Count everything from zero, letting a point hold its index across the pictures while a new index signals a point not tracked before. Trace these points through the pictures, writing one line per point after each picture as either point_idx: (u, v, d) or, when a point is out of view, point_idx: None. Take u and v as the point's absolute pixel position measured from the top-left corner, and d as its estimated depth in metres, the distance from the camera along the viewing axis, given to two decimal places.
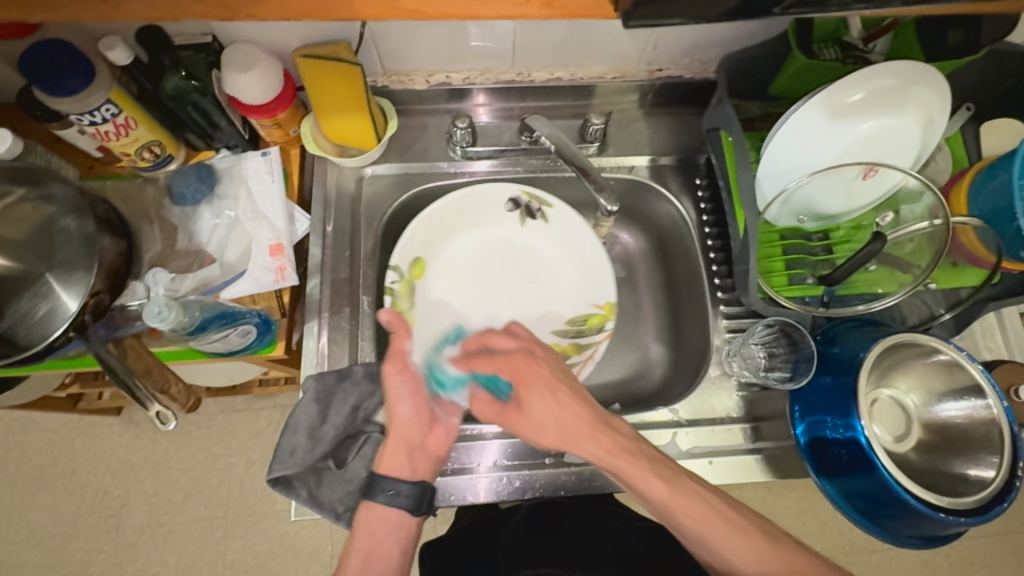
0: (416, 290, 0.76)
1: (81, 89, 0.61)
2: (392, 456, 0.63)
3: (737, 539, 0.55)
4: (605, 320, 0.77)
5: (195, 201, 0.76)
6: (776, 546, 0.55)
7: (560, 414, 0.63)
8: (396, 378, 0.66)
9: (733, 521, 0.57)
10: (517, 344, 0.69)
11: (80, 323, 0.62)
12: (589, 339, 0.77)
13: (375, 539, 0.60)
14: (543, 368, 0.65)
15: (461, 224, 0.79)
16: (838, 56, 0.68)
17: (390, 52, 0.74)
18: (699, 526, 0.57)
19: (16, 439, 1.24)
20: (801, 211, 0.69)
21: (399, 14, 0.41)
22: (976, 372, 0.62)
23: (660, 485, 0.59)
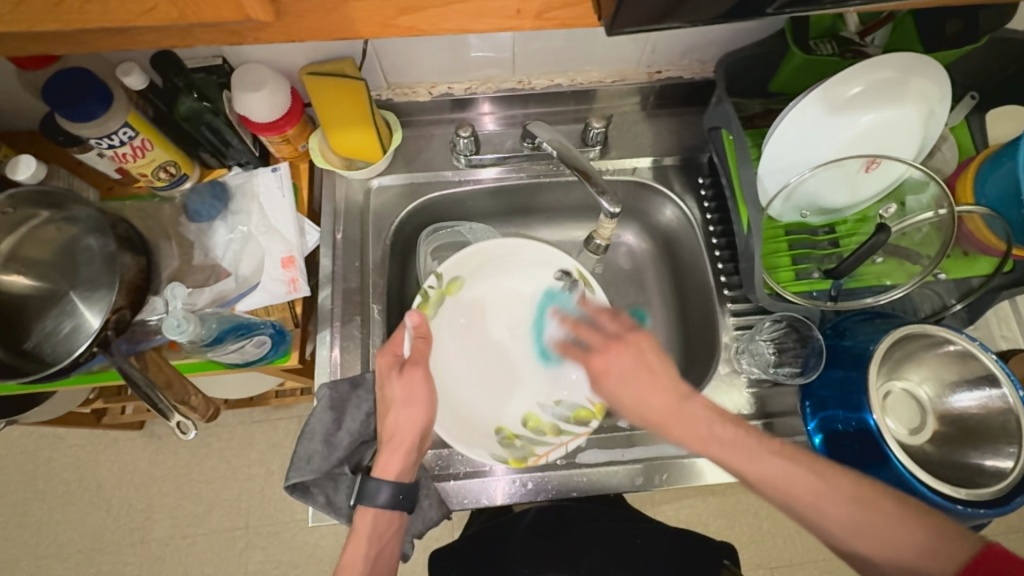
0: (444, 305, 0.77)
1: (100, 114, 0.64)
2: (392, 461, 0.62)
3: (799, 482, 0.53)
4: (592, 417, 0.73)
5: (210, 217, 0.78)
6: (820, 478, 0.53)
7: (643, 399, 0.58)
8: (417, 384, 0.63)
9: (821, 490, 0.52)
10: (589, 335, 0.63)
11: (104, 338, 0.64)
12: (571, 429, 0.73)
13: (377, 538, 0.62)
14: (618, 364, 0.60)
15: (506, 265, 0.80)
16: (834, 51, 0.68)
17: (393, 66, 0.76)
18: (782, 493, 0.53)
19: (45, 455, 1.28)
20: (804, 205, 0.69)
21: (394, 32, 0.42)
22: (990, 362, 0.61)
23: (740, 462, 0.54)
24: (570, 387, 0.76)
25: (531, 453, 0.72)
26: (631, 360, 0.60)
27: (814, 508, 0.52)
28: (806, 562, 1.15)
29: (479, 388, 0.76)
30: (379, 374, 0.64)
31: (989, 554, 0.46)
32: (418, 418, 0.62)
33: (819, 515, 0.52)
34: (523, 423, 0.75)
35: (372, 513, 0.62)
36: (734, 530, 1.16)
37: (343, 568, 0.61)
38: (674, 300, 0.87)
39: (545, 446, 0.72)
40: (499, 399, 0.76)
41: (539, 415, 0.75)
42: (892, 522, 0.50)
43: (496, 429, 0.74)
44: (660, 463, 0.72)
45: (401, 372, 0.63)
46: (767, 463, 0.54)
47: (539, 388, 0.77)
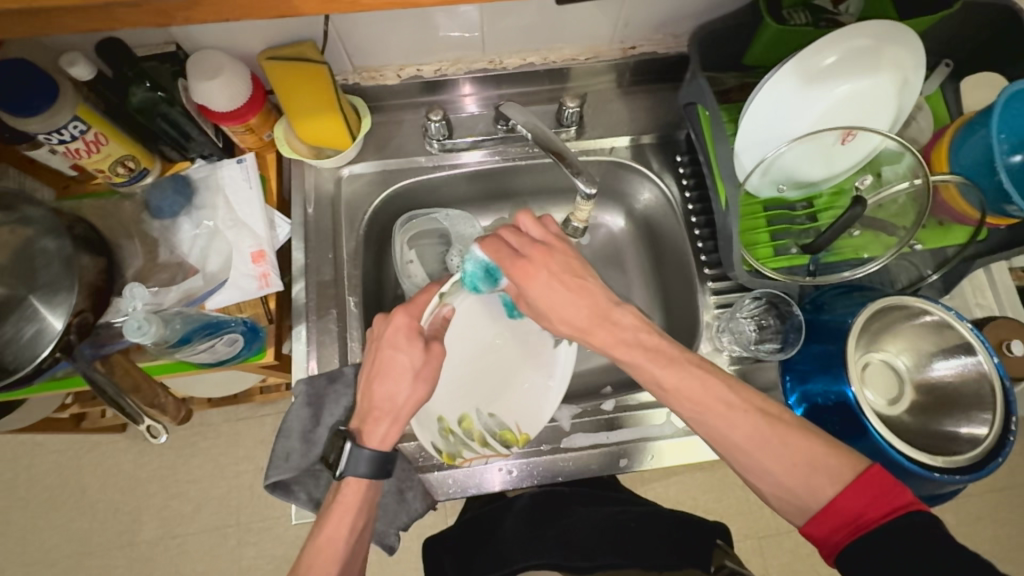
0: (468, 286, 0.67)
1: (46, 108, 0.61)
2: (390, 433, 0.59)
3: (740, 418, 0.55)
4: (514, 443, 0.71)
5: (173, 213, 0.75)
6: (782, 435, 0.54)
7: (561, 307, 0.58)
8: (436, 361, 0.60)
9: (731, 402, 0.55)
10: (530, 282, 0.59)
11: (66, 343, 0.62)
12: (495, 445, 0.70)
13: (364, 509, 0.60)
14: (541, 283, 0.58)
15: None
16: (808, 20, 0.66)
17: (357, 48, 0.73)
18: (694, 402, 0.56)
19: (24, 463, 1.25)
20: (782, 179, 0.69)
21: (335, 8, 0.37)
22: (965, 331, 0.61)
23: (743, 434, 0.54)
24: (509, 407, 0.72)
25: (457, 452, 0.69)
26: (544, 285, 0.58)
27: (733, 439, 0.55)
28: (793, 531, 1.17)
29: (454, 370, 0.70)
30: (393, 333, 0.59)
31: (873, 476, 0.49)
32: (417, 392, 0.59)
33: (747, 455, 0.54)
34: (461, 420, 0.70)
35: (364, 486, 0.59)
36: (723, 503, 1.18)
37: (324, 540, 0.58)
38: (655, 282, 0.86)
39: (470, 452, 0.70)
40: (454, 390, 0.70)
41: (474, 419, 0.70)
42: (819, 454, 0.52)
43: (438, 416, 0.69)
44: (643, 445, 0.72)
45: (427, 344, 0.59)
46: (687, 374, 0.57)
47: (485, 393, 0.71)
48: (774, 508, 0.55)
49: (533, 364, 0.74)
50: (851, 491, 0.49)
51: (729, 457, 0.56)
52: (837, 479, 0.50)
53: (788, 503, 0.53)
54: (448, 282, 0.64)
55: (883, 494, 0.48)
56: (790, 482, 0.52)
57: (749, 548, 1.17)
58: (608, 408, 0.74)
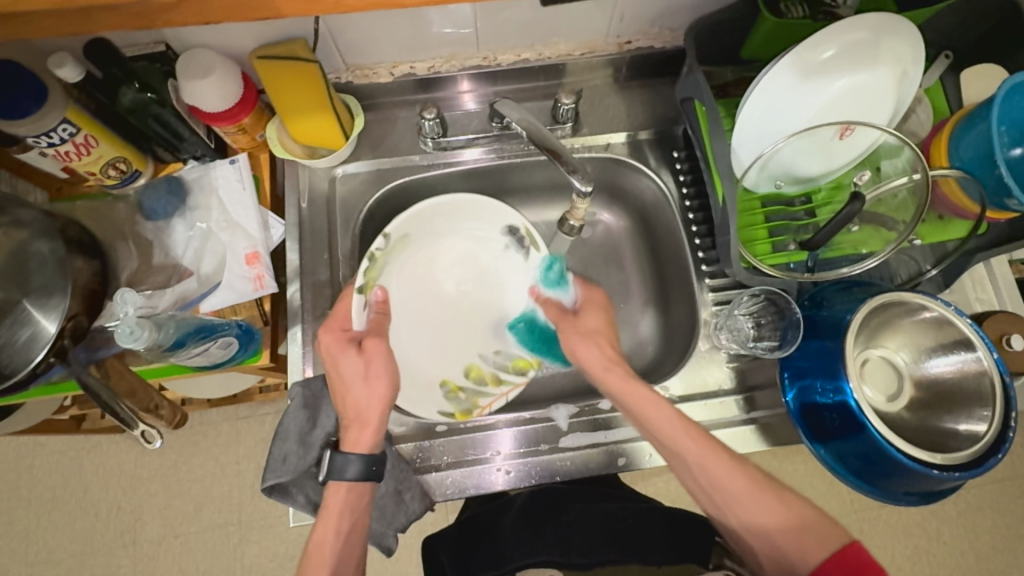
0: (389, 263, 0.73)
1: (35, 110, 0.60)
2: (363, 435, 0.62)
3: (738, 477, 0.58)
4: (529, 368, 0.76)
5: (166, 215, 0.75)
6: (779, 493, 0.58)
7: (583, 345, 0.70)
8: (377, 357, 0.64)
9: (732, 455, 0.60)
10: (585, 318, 0.73)
11: (60, 347, 0.61)
12: (511, 378, 0.76)
13: (349, 513, 0.61)
14: (589, 322, 0.72)
15: (472, 215, 0.76)
16: (806, 13, 0.65)
17: (349, 46, 0.72)
18: (697, 458, 0.60)
19: (27, 463, 1.25)
20: (779, 175, 0.68)
21: (319, 9, 0.37)
22: (965, 326, 0.61)
23: (741, 488, 0.58)
24: (510, 338, 0.78)
25: (474, 404, 0.73)
26: (593, 322, 0.72)
27: (730, 490, 0.58)
28: None
29: (422, 342, 0.75)
30: (330, 351, 0.64)
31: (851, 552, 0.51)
32: (376, 393, 0.62)
33: (742, 507, 0.58)
34: (466, 373, 0.76)
35: (345, 488, 0.61)
36: None
37: (314, 545, 0.60)
38: (655, 275, 0.85)
39: (488, 396, 0.74)
40: (434, 352, 0.76)
41: (480, 365, 0.76)
42: (808, 517, 0.56)
43: (440, 381, 0.75)
44: (641, 443, 0.72)
45: (359, 347, 0.64)
46: (687, 433, 0.61)
47: (478, 340, 0.77)
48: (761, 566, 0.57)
49: (515, 287, 0.78)
50: (834, 558, 0.52)
51: (719, 505, 0.59)
52: (824, 546, 0.53)
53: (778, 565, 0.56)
54: (359, 275, 0.68)
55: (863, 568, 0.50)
56: (781, 542, 0.56)
57: None
58: (606, 407, 0.74)
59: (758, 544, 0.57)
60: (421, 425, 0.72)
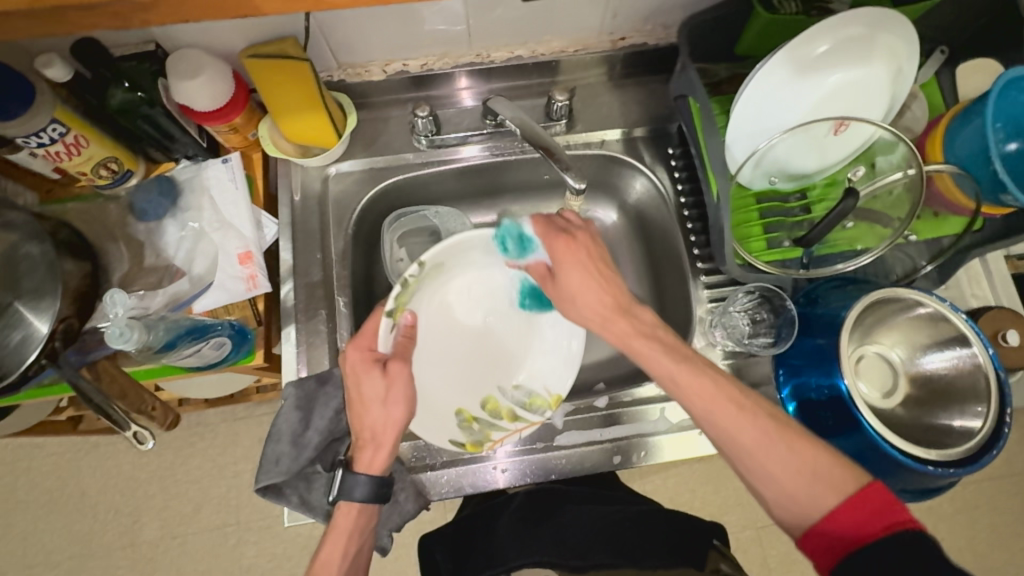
0: (422, 289, 0.69)
1: (23, 112, 0.59)
2: (377, 456, 0.60)
3: (749, 424, 0.54)
4: (548, 408, 0.71)
5: (158, 215, 0.75)
6: (791, 441, 0.53)
7: (581, 293, 0.63)
8: (399, 381, 0.61)
9: (742, 404, 0.55)
10: (564, 274, 0.63)
11: (51, 350, 0.62)
12: (526, 416, 0.71)
13: (357, 534, 0.61)
14: (574, 271, 0.63)
15: (516, 256, 0.71)
16: (799, 9, 0.65)
17: (341, 45, 0.72)
18: (708, 403, 0.56)
19: (24, 465, 1.25)
20: (774, 171, 0.68)
21: (301, 7, 0.37)
22: (960, 322, 0.61)
23: (751, 436, 0.54)
24: (529, 373, 0.74)
25: (486, 438, 0.70)
26: (575, 274, 0.63)
27: (743, 444, 0.54)
28: None
29: (446, 369, 0.72)
30: (353, 369, 0.61)
31: (871, 491, 0.49)
32: (394, 414, 0.60)
33: (751, 452, 0.54)
34: (483, 405, 0.72)
35: (355, 510, 0.61)
36: (721, 495, 1.18)
37: (320, 564, 0.60)
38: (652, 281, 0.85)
39: (500, 431, 0.70)
40: (451, 384, 0.72)
41: (498, 398, 0.72)
42: (825, 464, 0.51)
43: (456, 410, 0.71)
44: (637, 441, 0.72)
45: (383, 368, 0.61)
46: (699, 375, 0.57)
47: (497, 370, 0.74)
48: (768, 512, 0.54)
49: (543, 324, 0.74)
50: (849, 503, 0.48)
51: (741, 467, 0.55)
52: (838, 489, 0.50)
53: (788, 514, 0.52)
54: (390, 298, 0.65)
55: (878, 511, 0.47)
56: (791, 487, 0.52)
57: (748, 538, 1.17)
58: (603, 405, 0.73)
59: (767, 491, 0.53)
60: None
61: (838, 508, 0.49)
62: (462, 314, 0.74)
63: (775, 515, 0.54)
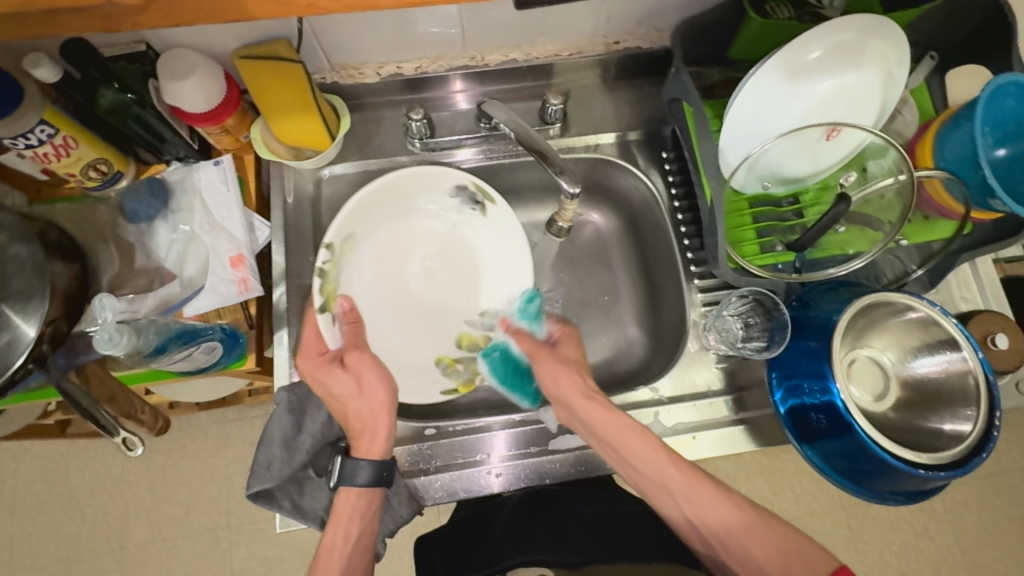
0: (344, 269, 0.73)
1: (10, 111, 0.58)
2: (374, 443, 0.63)
3: (722, 503, 0.62)
4: (518, 314, 0.77)
5: (149, 217, 0.74)
6: (772, 523, 0.61)
7: (562, 380, 0.69)
8: (365, 360, 0.66)
9: (733, 494, 0.63)
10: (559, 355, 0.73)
11: (39, 353, 0.61)
12: (504, 335, 0.77)
13: (360, 517, 0.63)
14: (567, 357, 0.72)
15: (420, 190, 0.76)
16: (792, 15, 0.65)
17: (334, 46, 0.71)
18: (693, 504, 0.63)
19: (11, 468, 1.23)
20: (767, 175, 0.68)
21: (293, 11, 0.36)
22: (950, 327, 0.61)
23: (728, 514, 0.61)
24: (493, 293, 0.78)
25: (476, 372, 0.75)
26: (570, 353, 0.73)
27: (727, 526, 0.61)
28: None
29: (405, 329, 0.76)
30: (312, 375, 0.65)
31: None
32: (376, 403, 0.65)
33: (739, 563, 0.61)
34: (459, 343, 0.77)
35: (355, 494, 0.63)
36: None
37: (324, 549, 0.62)
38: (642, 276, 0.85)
39: (485, 359, 0.76)
40: (415, 337, 0.77)
41: (470, 331, 0.78)
42: (795, 541, 0.59)
43: (436, 360, 0.76)
44: None
45: (342, 364, 0.66)
46: (651, 447, 0.64)
47: (465, 306, 0.78)
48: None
49: (486, 249, 0.78)
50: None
51: (716, 547, 0.62)
52: (818, 571, 0.56)
53: None
54: (315, 295, 0.68)
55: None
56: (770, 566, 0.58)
57: None
58: None
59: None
60: (410, 428, 0.72)
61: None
62: (401, 268, 0.78)
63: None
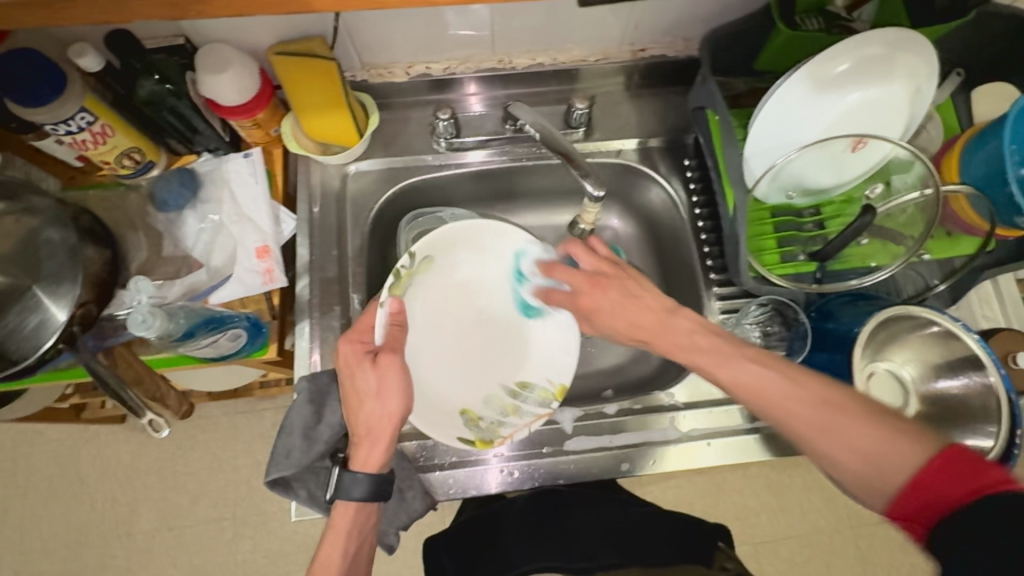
0: (416, 284, 0.69)
1: (54, 98, 0.60)
2: (374, 453, 0.60)
3: (817, 424, 0.50)
4: (553, 399, 0.71)
5: (178, 206, 0.75)
6: (869, 414, 0.49)
7: (633, 326, 0.62)
8: (393, 370, 0.60)
9: (792, 392, 0.52)
10: (573, 276, 0.65)
11: (69, 335, 0.62)
12: (532, 409, 0.71)
13: (356, 532, 0.61)
14: (604, 300, 0.63)
15: (501, 248, 0.73)
16: (820, 27, 0.66)
17: (366, 45, 0.73)
18: (757, 398, 0.53)
19: (24, 451, 1.25)
20: (790, 186, 0.68)
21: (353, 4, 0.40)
22: (972, 342, 0.61)
23: (832, 445, 0.49)
24: (532, 370, 0.73)
25: (495, 434, 0.70)
26: (608, 289, 0.63)
27: (813, 418, 0.50)
28: (789, 538, 1.17)
29: (447, 366, 0.72)
30: (348, 364, 0.61)
31: (953, 455, 0.44)
32: (391, 408, 0.60)
33: (825, 435, 0.49)
34: (486, 401, 0.72)
35: (353, 509, 0.61)
36: (720, 509, 1.17)
37: (320, 564, 0.60)
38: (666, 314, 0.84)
39: (510, 426, 0.70)
40: (457, 379, 0.72)
41: (502, 395, 0.72)
42: (894, 445, 0.47)
43: (461, 409, 0.71)
44: (645, 449, 0.72)
45: (374, 361, 0.61)
46: (742, 368, 0.55)
47: (504, 369, 0.73)
48: (845, 492, 0.50)
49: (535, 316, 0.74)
50: (931, 469, 0.44)
51: (817, 448, 0.50)
52: (912, 462, 0.46)
53: (863, 488, 0.48)
54: (384, 291, 0.65)
55: (969, 466, 0.43)
56: (868, 464, 0.48)
57: (745, 553, 1.16)
58: (612, 412, 0.74)
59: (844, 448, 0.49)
60: None
61: (924, 474, 0.44)
62: (465, 306, 0.73)
63: (858, 499, 0.50)
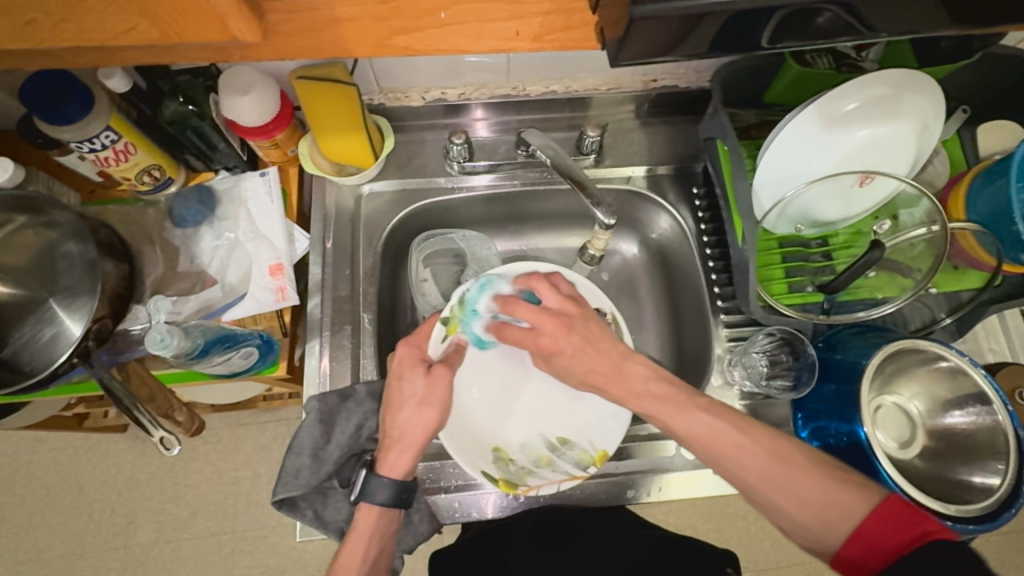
0: (478, 314, 0.70)
1: (81, 117, 0.62)
2: (401, 459, 0.60)
3: (751, 460, 0.55)
4: (591, 463, 0.68)
5: (195, 223, 0.76)
6: (800, 465, 0.54)
7: (584, 371, 0.63)
8: (442, 383, 0.61)
9: (742, 443, 0.56)
10: (535, 315, 0.63)
11: (84, 349, 0.62)
12: (567, 468, 0.69)
13: (377, 537, 0.61)
14: (567, 343, 0.62)
15: None
16: (830, 66, 0.68)
17: (384, 71, 0.74)
18: (708, 447, 0.57)
19: (24, 458, 1.24)
20: (798, 218, 0.69)
21: (388, 50, 0.46)
22: (979, 377, 0.62)
23: (778, 496, 0.53)
24: (577, 428, 0.71)
25: (522, 481, 0.69)
26: (575, 336, 0.62)
27: (752, 471, 0.55)
28: (792, 565, 1.16)
29: (492, 402, 0.72)
30: (400, 365, 0.62)
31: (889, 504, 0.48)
32: (427, 420, 0.60)
33: (772, 487, 0.54)
34: (523, 445, 0.71)
35: (376, 513, 0.60)
36: (723, 534, 1.16)
37: (340, 565, 0.59)
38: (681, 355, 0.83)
39: (538, 478, 0.69)
40: (500, 418, 0.71)
41: (540, 445, 0.70)
42: (828, 490, 0.51)
43: (493, 447, 0.70)
44: (651, 476, 0.72)
45: (428, 369, 0.62)
46: (695, 421, 0.58)
47: (549, 419, 0.71)
48: (792, 540, 0.54)
49: None
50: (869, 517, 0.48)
51: (760, 497, 0.55)
52: (851, 511, 0.50)
53: (808, 538, 0.52)
54: (448, 308, 0.67)
55: (904, 518, 0.47)
56: (804, 515, 0.52)
57: None
58: (618, 437, 0.74)
59: (784, 497, 0.53)
60: (435, 444, 0.73)
61: (863, 522, 0.48)
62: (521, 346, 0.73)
63: (806, 548, 0.53)
